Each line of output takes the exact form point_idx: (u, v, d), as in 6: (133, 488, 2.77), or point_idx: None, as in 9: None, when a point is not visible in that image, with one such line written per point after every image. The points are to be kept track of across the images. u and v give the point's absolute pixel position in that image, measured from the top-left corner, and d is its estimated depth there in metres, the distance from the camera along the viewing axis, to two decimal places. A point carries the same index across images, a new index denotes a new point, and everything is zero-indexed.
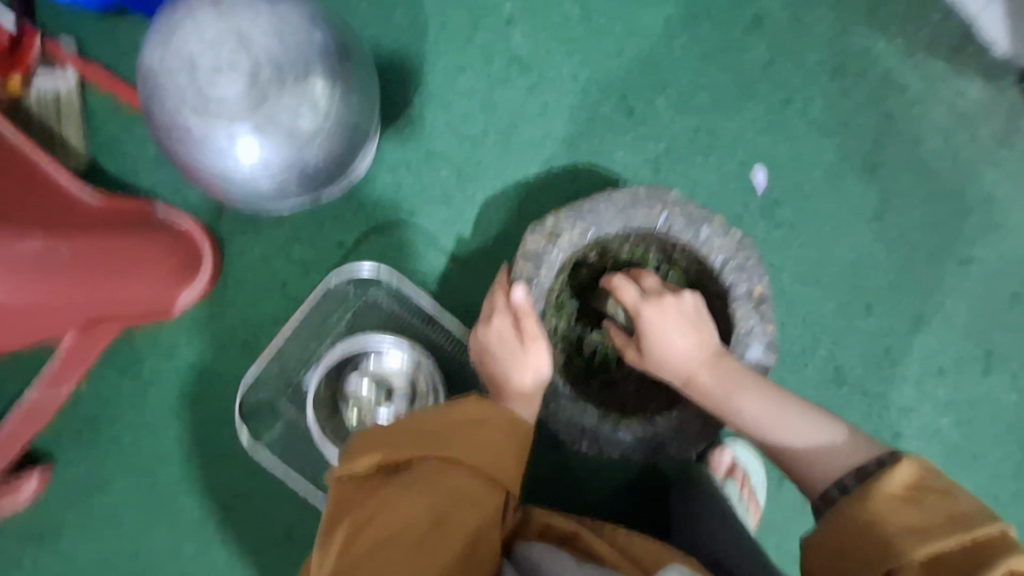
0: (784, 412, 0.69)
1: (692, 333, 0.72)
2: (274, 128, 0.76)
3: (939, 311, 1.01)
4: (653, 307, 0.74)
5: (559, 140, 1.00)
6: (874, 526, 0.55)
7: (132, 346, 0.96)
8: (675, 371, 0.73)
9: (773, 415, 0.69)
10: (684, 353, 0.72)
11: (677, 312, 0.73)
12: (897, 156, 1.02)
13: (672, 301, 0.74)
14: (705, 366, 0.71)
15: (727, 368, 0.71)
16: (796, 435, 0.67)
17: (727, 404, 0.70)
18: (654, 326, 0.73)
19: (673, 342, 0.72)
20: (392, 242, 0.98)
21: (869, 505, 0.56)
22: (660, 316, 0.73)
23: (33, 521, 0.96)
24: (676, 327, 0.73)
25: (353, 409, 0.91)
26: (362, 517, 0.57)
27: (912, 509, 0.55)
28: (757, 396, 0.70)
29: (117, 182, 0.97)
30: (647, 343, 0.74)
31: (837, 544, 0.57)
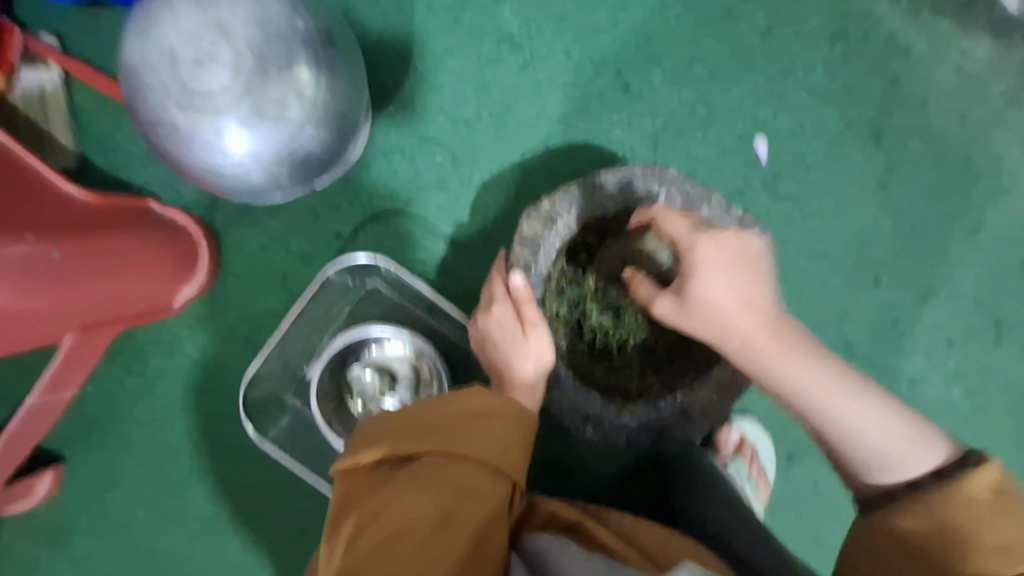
0: (856, 393, 0.59)
1: (752, 280, 0.63)
2: (260, 120, 0.74)
3: (949, 280, 0.99)
4: (710, 242, 0.64)
5: (555, 120, 0.98)
6: (952, 533, 0.50)
7: (135, 345, 0.97)
8: (718, 326, 0.63)
9: (838, 390, 0.59)
10: (743, 307, 0.62)
11: (737, 256, 0.64)
12: (903, 122, 0.99)
13: (732, 239, 0.64)
14: (764, 322, 0.62)
15: (790, 331, 0.62)
16: (876, 423, 0.58)
17: (790, 378, 0.60)
18: (704, 269, 0.63)
19: (728, 294, 0.62)
20: (389, 231, 0.96)
21: (950, 511, 0.51)
22: (713, 256, 0.64)
23: (49, 521, 0.97)
24: (723, 272, 0.63)
25: (358, 400, 0.90)
26: (367, 513, 0.56)
27: (995, 519, 0.49)
28: (828, 369, 0.60)
29: (108, 180, 0.96)
30: (693, 288, 0.64)
31: (897, 539, 0.52)
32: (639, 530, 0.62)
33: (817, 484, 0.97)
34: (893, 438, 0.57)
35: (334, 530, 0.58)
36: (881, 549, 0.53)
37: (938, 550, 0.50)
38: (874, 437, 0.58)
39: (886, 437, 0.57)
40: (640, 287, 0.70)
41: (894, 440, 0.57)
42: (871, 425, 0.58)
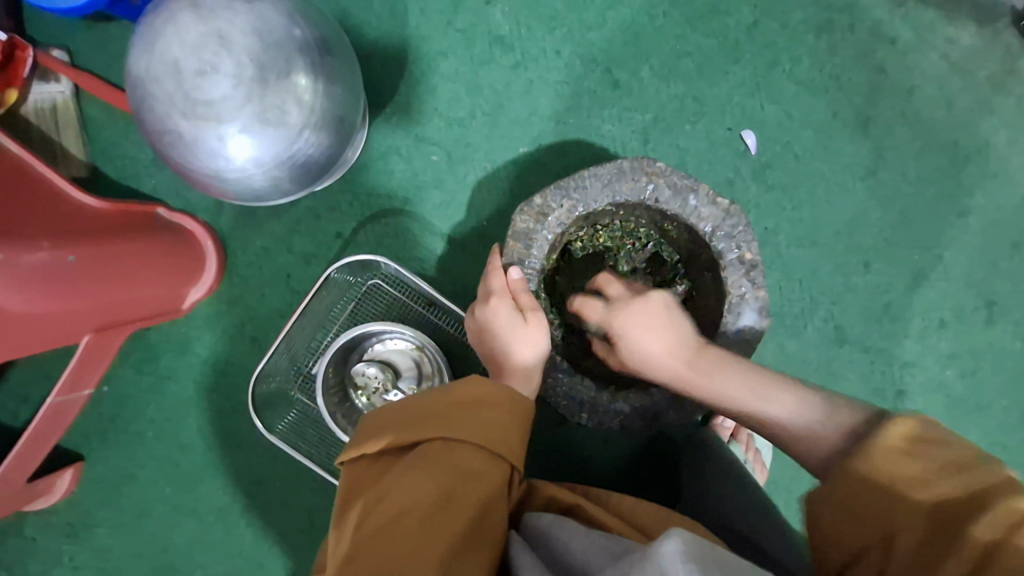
0: (775, 394, 0.65)
1: (658, 332, 0.73)
2: (262, 126, 0.78)
3: (939, 264, 1.00)
4: (619, 318, 0.76)
5: (547, 117, 1.00)
6: (873, 482, 0.50)
7: (149, 344, 1.01)
8: (657, 368, 0.72)
9: (757, 396, 0.65)
10: (663, 352, 0.71)
11: (646, 317, 0.74)
12: (890, 110, 1.01)
13: (636, 307, 0.76)
14: (682, 362, 0.70)
15: (707, 360, 0.69)
16: (797, 412, 0.63)
17: (715, 393, 0.68)
18: (623, 329, 0.75)
19: (650, 347, 0.72)
20: (388, 229, 0.99)
21: (865, 462, 0.51)
22: (627, 320, 0.75)
23: (70, 516, 1.02)
24: (642, 328, 0.74)
25: (362, 394, 0.94)
26: (373, 498, 0.59)
27: (910, 461, 0.49)
28: (744, 380, 0.67)
29: (118, 187, 1.00)
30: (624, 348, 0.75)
31: (832, 496, 0.52)
32: (635, 512, 0.65)
33: (812, 467, 0.99)
34: (810, 427, 0.61)
35: (342, 517, 0.61)
36: (828, 508, 0.52)
37: (868, 501, 0.49)
38: (799, 431, 0.62)
39: (808, 424, 0.61)
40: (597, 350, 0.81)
41: (819, 424, 0.61)
42: (794, 416, 0.63)
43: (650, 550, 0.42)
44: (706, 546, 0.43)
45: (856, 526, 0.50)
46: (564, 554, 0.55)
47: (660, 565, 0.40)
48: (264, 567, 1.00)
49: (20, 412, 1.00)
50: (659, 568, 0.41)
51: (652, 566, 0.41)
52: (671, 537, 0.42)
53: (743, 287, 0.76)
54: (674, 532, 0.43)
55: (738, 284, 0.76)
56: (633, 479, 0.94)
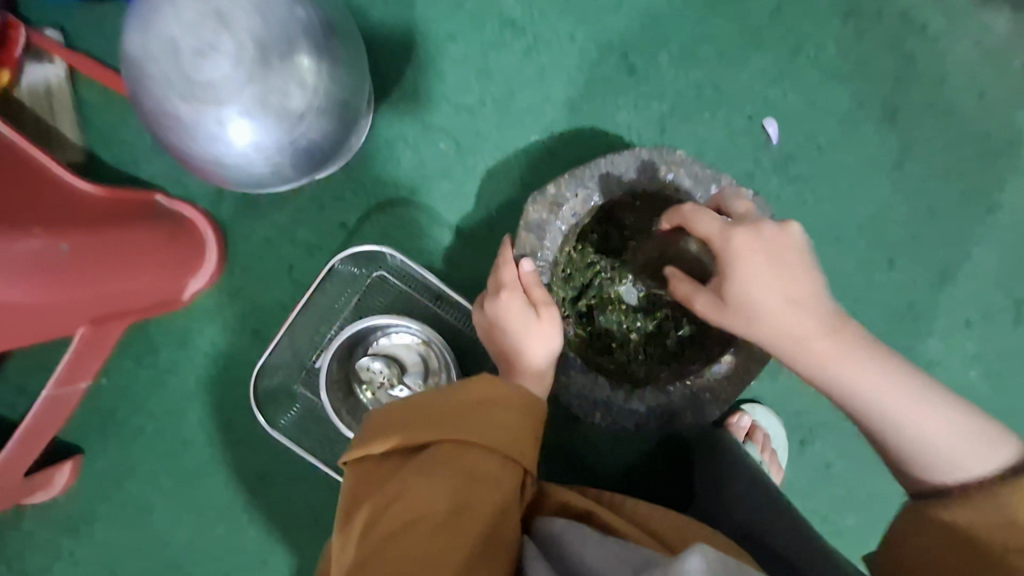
0: (918, 400, 0.58)
1: (800, 274, 0.61)
2: (264, 110, 0.74)
3: (966, 261, 0.96)
4: (746, 232, 0.62)
5: (560, 105, 0.96)
6: (990, 531, 0.51)
7: (148, 335, 0.98)
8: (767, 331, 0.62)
9: (912, 406, 0.58)
10: (774, 294, 0.61)
11: (786, 258, 0.61)
12: (919, 100, 0.97)
13: (774, 230, 0.62)
14: (809, 326, 0.60)
15: (847, 334, 0.60)
16: (943, 426, 0.57)
17: (844, 383, 0.59)
18: (742, 266, 0.61)
19: (773, 292, 0.61)
20: (394, 220, 0.96)
21: (970, 510, 0.53)
22: (758, 252, 0.61)
23: (69, 511, 0.99)
24: (771, 270, 0.61)
25: (367, 389, 0.90)
26: (379, 504, 0.56)
27: (1021, 515, 0.50)
28: (880, 368, 0.59)
29: (116, 173, 0.97)
30: (732, 280, 0.62)
31: (921, 528, 0.55)
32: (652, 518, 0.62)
33: (831, 470, 0.96)
34: (953, 439, 0.56)
35: (347, 522, 0.59)
36: (919, 540, 0.55)
37: (964, 543, 0.52)
38: (932, 439, 0.57)
39: (956, 449, 0.56)
40: (676, 283, 0.68)
41: (963, 445, 0.56)
42: (941, 433, 0.56)
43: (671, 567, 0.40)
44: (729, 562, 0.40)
45: (943, 559, 0.52)
46: (577, 564, 0.53)
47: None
48: (266, 565, 0.98)
49: (17, 405, 0.97)
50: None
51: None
52: (693, 553, 0.40)
53: None
54: (697, 547, 0.40)
55: None
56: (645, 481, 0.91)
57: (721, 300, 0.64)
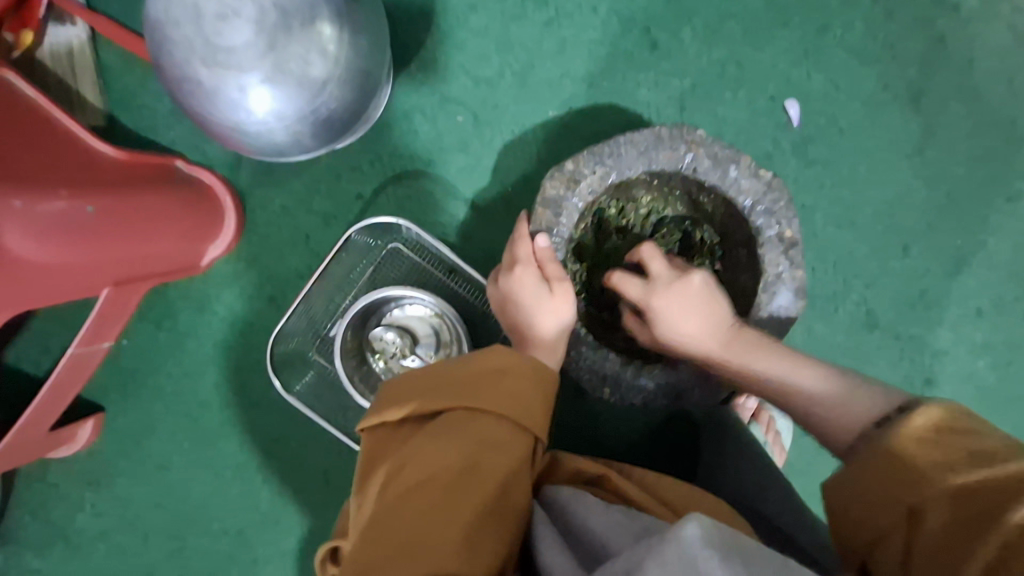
0: (806, 369, 0.65)
1: (709, 313, 0.70)
2: (284, 77, 0.74)
3: (982, 250, 0.95)
4: (662, 298, 0.71)
5: (579, 80, 0.95)
6: (903, 467, 0.49)
7: (167, 299, 1.00)
8: (688, 346, 0.71)
9: (798, 373, 0.65)
10: (693, 320, 0.70)
11: (690, 299, 0.71)
12: (945, 84, 0.95)
13: (682, 287, 0.71)
14: (719, 349, 0.69)
15: (749, 340, 0.68)
16: (829, 392, 0.62)
17: (745, 368, 0.67)
18: (667, 316, 0.71)
19: (690, 328, 0.70)
20: (409, 191, 0.96)
21: (886, 445, 0.51)
22: (669, 304, 0.71)
23: (90, 466, 1.03)
24: (684, 312, 0.71)
25: (380, 358, 0.92)
26: (395, 465, 0.59)
27: (930, 448, 0.49)
28: (786, 364, 0.66)
29: (135, 137, 0.97)
30: (668, 331, 0.72)
31: (860, 479, 0.52)
32: (661, 486, 0.64)
33: (832, 453, 0.97)
34: (839, 396, 0.61)
35: (364, 482, 0.61)
36: (848, 489, 0.52)
37: (891, 487, 0.49)
38: (822, 400, 0.61)
39: (831, 398, 0.61)
40: (637, 331, 0.78)
41: (846, 397, 0.60)
42: (824, 393, 0.62)
43: (669, 532, 0.41)
44: (725, 530, 0.41)
45: (879, 507, 0.50)
46: (582, 529, 0.54)
47: (680, 549, 0.39)
48: (279, 524, 1.02)
49: (41, 361, 1.00)
50: (680, 551, 0.39)
51: (670, 548, 0.40)
52: (690, 520, 0.40)
53: (780, 266, 0.72)
54: (694, 516, 0.41)
55: (775, 262, 0.72)
56: (650, 457, 0.93)
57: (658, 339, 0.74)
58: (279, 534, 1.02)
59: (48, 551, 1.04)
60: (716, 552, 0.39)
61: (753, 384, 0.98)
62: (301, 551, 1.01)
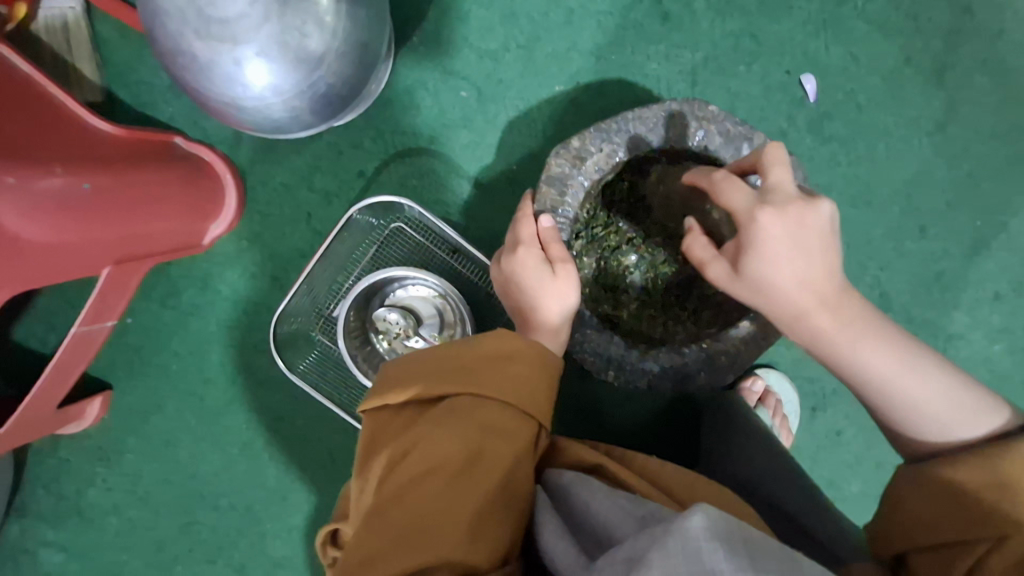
0: (912, 361, 0.53)
1: (823, 256, 0.52)
2: (280, 49, 0.72)
3: (1002, 231, 0.92)
4: (773, 215, 0.52)
5: (587, 52, 0.92)
6: (997, 491, 0.49)
7: (170, 278, 1.00)
8: (776, 313, 0.55)
9: (905, 369, 0.53)
10: (796, 282, 0.52)
11: (808, 232, 0.52)
12: (971, 56, 0.91)
13: (802, 211, 0.52)
14: (824, 301, 0.53)
15: (854, 307, 0.53)
16: (937, 398, 0.53)
17: (846, 360, 0.54)
18: (761, 241, 0.52)
19: (790, 271, 0.52)
20: (411, 169, 0.94)
21: (998, 466, 0.49)
22: (780, 229, 0.52)
23: (100, 441, 1.05)
24: (796, 247, 0.52)
25: (383, 339, 0.92)
26: (396, 452, 0.59)
27: None
28: (889, 348, 0.53)
29: (133, 112, 0.96)
30: (755, 259, 0.53)
31: (938, 497, 0.51)
32: (660, 473, 0.63)
33: (840, 437, 0.96)
34: (957, 416, 0.53)
35: (366, 466, 0.61)
36: (922, 498, 0.52)
37: (976, 509, 0.49)
38: (933, 410, 0.53)
39: (946, 409, 0.53)
40: (692, 246, 0.57)
41: (961, 416, 0.52)
42: (930, 399, 0.53)
43: (674, 523, 0.40)
44: (731, 519, 0.41)
45: (964, 523, 0.50)
46: (584, 514, 0.54)
47: (682, 540, 0.39)
48: (286, 501, 1.03)
49: (48, 339, 1.01)
50: (684, 543, 0.39)
51: (673, 541, 0.39)
52: (695, 512, 0.40)
53: None
54: (698, 505, 0.40)
55: None
56: (653, 440, 0.92)
57: (734, 270, 0.55)
58: (286, 510, 1.03)
59: (61, 524, 1.06)
60: (718, 543, 0.38)
61: (760, 367, 0.96)
62: (308, 527, 1.03)
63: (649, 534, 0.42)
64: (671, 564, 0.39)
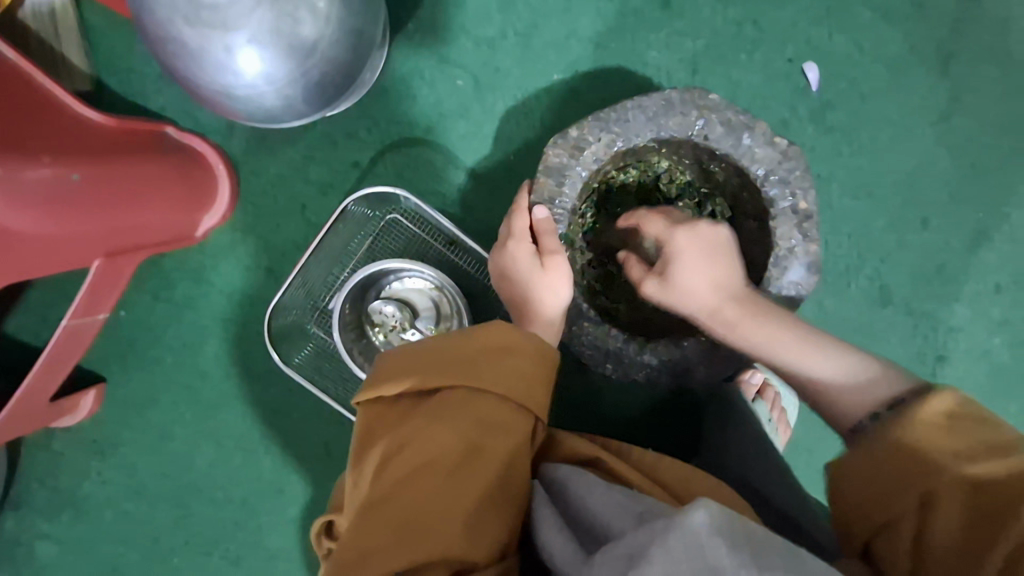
0: (808, 341, 0.61)
1: (722, 263, 0.66)
2: (272, 35, 0.70)
3: (1005, 224, 0.91)
4: (685, 238, 0.67)
5: (586, 40, 0.91)
6: (917, 452, 0.49)
7: (164, 270, 0.99)
8: (688, 301, 0.67)
9: (804, 351, 0.61)
10: (706, 284, 0.66)
11: (709, 244, 0.67)
12: (976, 45, 0.89)
13: (707, 230, 0.68)
14: (718, 297, 0.65)
15: (756, 303, 0.65)
16: (836, 369, 0.59)
17: (742, 339, 0.64)
18: (682, 258, 0.67)
19: (695, 275, 0.66)
20: (407, 159, 0.93)
21: (905, 427, 0.50)
22: (691, 245, 0.67)
23: (94, 435, 1.04)
24: (700, 262, 0.66)
25: (379, 332, 0.91)
26: (391, 446, 0.58)
27: (947, 433, 0.49)
28: (799, 341, 0.61)
29: (123, 101, 0.94)
30: (673, 272, 0.67)
31: (871, 470, 0.51)
32: (658, 467, 0.63)
33: (838, 430, 0.96)
34: (845, 376, 0.58)
35: (361, 459, 0.61)
36: (851, 479, 0.52)
37: (898, 475, 0.49)
38: (824, 377, 0.59)
39: (841, 375, 0.58)
40: (630, 269, 0.72)
41: (864, 383, 0.57)
42: (839, 376, 0.59)
43: (674, 520, 0.39)
44: (731, 514, 0.40)
45: (893, 493, 0.50)
46: (582, 508, 0.53)
47: (685, 537, 0.38)
48: (282, 494, 1.02)
49: (40, 332, 1.00)
50: (685, 540, 0.39)
51: (674, 537, 0.39)
52: (697, 508, 0.39)
53: (792, 240, 0.69)
54: (700, 501, 0.40)
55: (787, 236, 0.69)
56: (649, 433, 0.92)
57: (663, 281, 0.68)
58: (283, 503, 1.02)
59: (57, 518, 1.05)
60: (722, 540, 0.38)
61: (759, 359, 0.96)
62: (304, 520, 1.02)
63: (648, 529, 0.41)
64: (672, 561, 0.39)
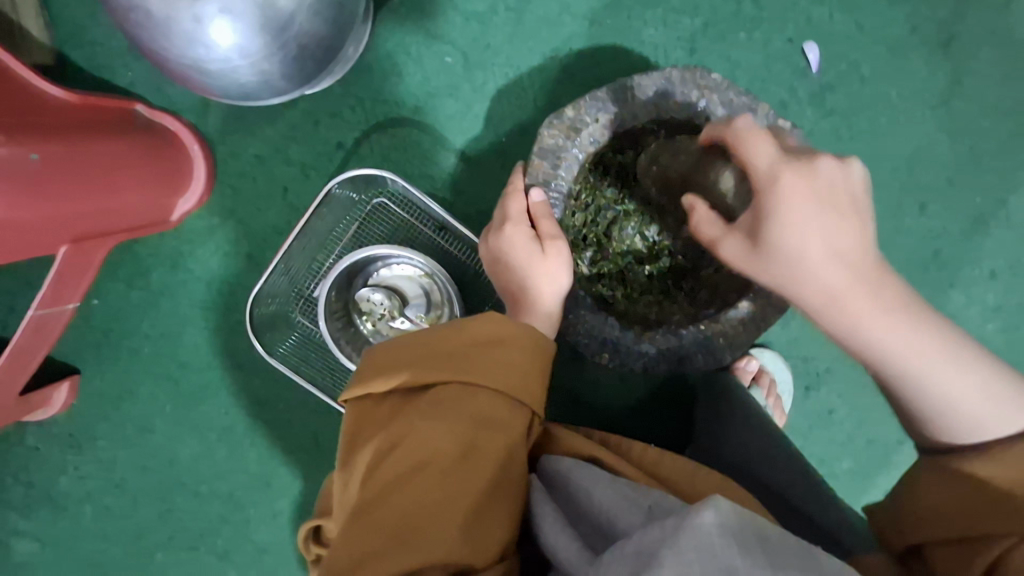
0: (950, 347, 0.49)
1: (847, 221, 0.50)
2: (246, 5, 0.65)
3: (1001, 209, 0.90)
4: (802, 172, 0.49)
5: (581, 16, 0.87)
6: (1022, 480, 0.46)
7: (138, 257, 0.94)
8: (801, 284, 0.50)
9: (937, 359, 0.48)
10: (828, 248, 0.49)
11: (826, 190, 0.49)
12: (978, 25, 0.87)
13: (833, 168, 0.50)
14: (848, 270, 0.49)
15: (892, 288, 0.49)
16: (974, 388, 0.48)
17: (876, 337, 0.49)
18: (789, 204, 0.49)
19: (814, 237, 0.49)
20: (394, 141, 0.89)
21: (1014, 454, 0.47)
22: (795, 189, 0.49)
23: (70, 428, 1.00)
24: (815, 215, 0.49)
25: (368, 320, 0.87)
26: (382, 445, 0.55)
27: None
28: (928, 332, 0.48)
29: (89, 77, 0.88)
30: (780, 227, 0.49)
31: (945, 482, 0.49)
32: (658, 460, 0.61)
33: (832, 417, 0.95)
34: (977, 399, 0.48)
35: (349, 459, 0.58)
36: (932, 487, 0.50)
37: (990, 499, 0.47)
38: (959, 400, 0.48)
39: (970, 396, 0.48)
40: (701, 223, 0.55)
41: (991, 412, 0.48)
42: (974, 397, 0.48)
43: (685, 519, 0.37)
44: (743, 512, 0.38)
45: (976, 515, 0.47)
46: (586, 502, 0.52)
47: (696, 538, 0.36)
48: (269, 486, 1.00)
49: (7, 323, 0.95)
50: (696, 540, 0.36)
51: (685, 538, 0.37)
52: (707, 507, 0.37)
53: None
54: (711, 498, 0.37)
55: None
56: (644, 421, 0.91)
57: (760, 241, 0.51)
58: (270, 496, 1.00)
59: (34, 514, 1.02)
60: (733, 540, 0.36)
61: (755, 347, 0.94)
62: (292, 513, 1.00)
63: (659, 526, 0.39)
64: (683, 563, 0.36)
